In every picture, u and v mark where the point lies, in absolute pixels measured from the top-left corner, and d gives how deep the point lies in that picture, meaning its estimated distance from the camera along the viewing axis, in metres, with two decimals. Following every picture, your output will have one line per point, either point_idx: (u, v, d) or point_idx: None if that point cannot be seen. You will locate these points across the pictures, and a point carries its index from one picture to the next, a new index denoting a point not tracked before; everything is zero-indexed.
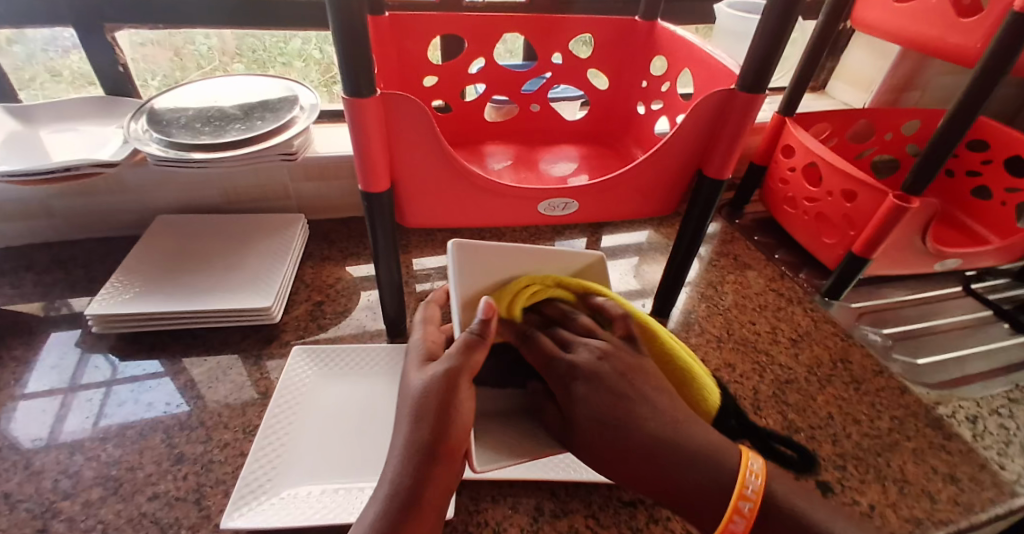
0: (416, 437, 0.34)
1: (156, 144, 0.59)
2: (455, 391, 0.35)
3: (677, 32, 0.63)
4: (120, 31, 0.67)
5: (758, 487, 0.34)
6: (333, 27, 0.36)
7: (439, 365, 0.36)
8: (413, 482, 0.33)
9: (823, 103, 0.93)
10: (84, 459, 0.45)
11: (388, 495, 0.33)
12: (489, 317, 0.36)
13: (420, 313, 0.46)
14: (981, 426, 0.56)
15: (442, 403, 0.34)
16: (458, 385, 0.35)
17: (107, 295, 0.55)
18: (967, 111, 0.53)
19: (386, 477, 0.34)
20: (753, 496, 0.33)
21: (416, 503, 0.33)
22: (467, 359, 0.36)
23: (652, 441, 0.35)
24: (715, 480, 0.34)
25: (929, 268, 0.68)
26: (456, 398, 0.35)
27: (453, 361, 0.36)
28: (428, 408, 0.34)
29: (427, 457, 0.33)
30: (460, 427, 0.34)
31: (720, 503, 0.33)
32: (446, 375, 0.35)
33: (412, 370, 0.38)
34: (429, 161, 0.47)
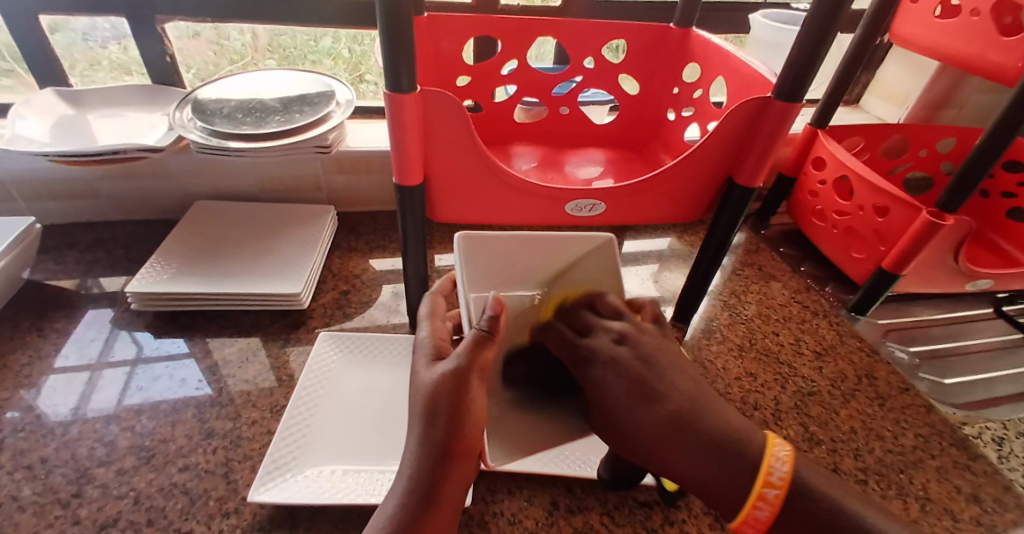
0: (431, 437, 0.33)
1: (199, 131, 0.61)
2: (465, 390, 0.34)
3: (712, 40, 0.63)
4: (170, 22, 0.70)
5: (785, 474, 0.33)
6: (381, 23, 0.37)
7: (446, 364, 0.35)
8: (430, 478, 0.33)
9: (856, 117, 0.92)
10: (119, 429, 0.47)
11: (407, 492, 0.33)
12: (496, 313, 0.35)
13: (424, 304, 0.43)
14: (1007, 449, 0.54)
15: (456, 403, 0.34)
16: (469, 383, 0.34)
17: (146, 274, 0.57)
18: (1007, 129, 0.52)
19: (403, 474, 0.34)
20: (780, 483, 0.32)
21: (433, 500, 0.33)
22: (476, 358, 0.35)
23: (670, 421, 0.35)
24: (737, 468, 0.33)
25: (960, 288, 0.67)
26: (468, 397, 0.34)
27: (461, 360, 0.34)
28: (441, 407, 0.34)
29: (444, 455, 0.33)
30: (471, 427, 0.34)
31: (746, 489, 0.33)
32: (457, 374, 0.34)
33: (420, 367, 0.37)
34: (463, 157, 0.48)
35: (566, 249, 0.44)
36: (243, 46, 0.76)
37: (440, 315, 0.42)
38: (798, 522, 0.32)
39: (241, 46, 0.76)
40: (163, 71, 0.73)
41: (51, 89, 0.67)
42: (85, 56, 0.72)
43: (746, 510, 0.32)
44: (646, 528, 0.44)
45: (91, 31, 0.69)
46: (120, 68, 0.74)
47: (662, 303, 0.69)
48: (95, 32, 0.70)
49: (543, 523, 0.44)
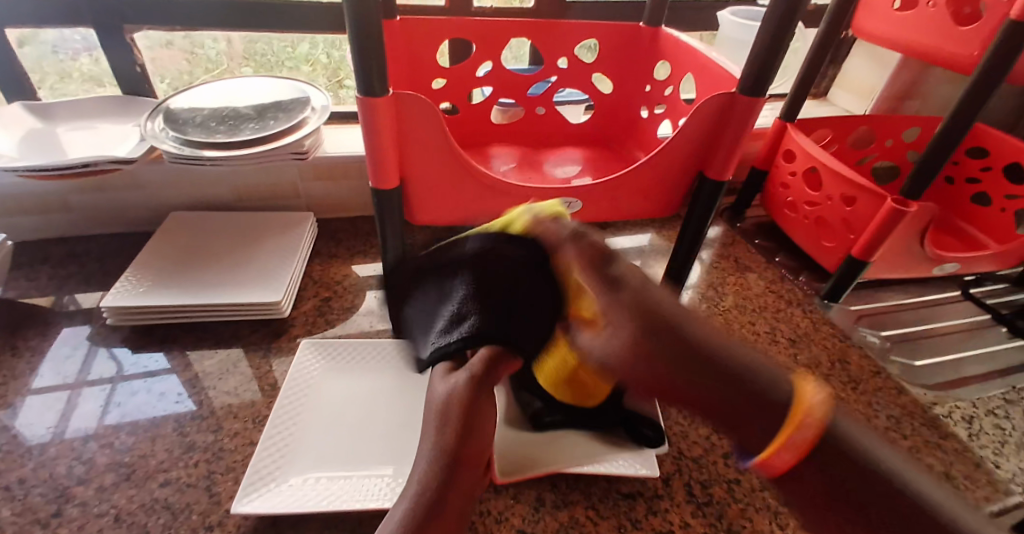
0: (442, 442, 0.36)
1: (172, 142, 0.60)
2: (476, 400, 0.38)
3: (681, 38, 0.64)
4: (138, 33, 0.69)
5: (814, 423, 0.29)
6: (350, 32, 0.38)
7: (462, 376, 0.39)
8: (441, 483, 0.34)
9: (825, 110, 0.94)
10: (97, 446, 0.47)
11: (416, 494, 0.34)
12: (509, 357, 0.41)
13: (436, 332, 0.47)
14: (977, 427, 0.56)
15: (469, 412, 0.37)
16: (482, 395, 0.39)
17: (121, 288, 0.56)
18: (964, 117, 0.54)
19: (412, 479, 0.36)
20: (808, 426, 0.29)
21: (443, 505, 0.34)
22: (489, 374, 0.39)
23: (677, 361, 0.33)
24: (765, 402, 0.30)
25: (928, 272, 0.69)
26: (480, 409, 0.38)
27: (477, 370, 0.39)
28: (454, 414, 0.37)
29: (455, 459, 0.36)
30: (481, 436, 0.38)
31: (775, 422, 0.30)
32: (473, 384, 0.38)
33: (437, 377, 0.41)
34: (439, 160, 0.48)
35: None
36: (219, 54, 0.76)
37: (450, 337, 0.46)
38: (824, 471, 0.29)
39: (215, 55, 0.76)
40: (135, 81, 0.72)
41: (18, 103, 0.66)
42: (56, 69, 0.71)
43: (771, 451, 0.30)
44: (630, 519, 0.45)
45: (61, 43, 0.68)
46: (91, 80, 0.73)
47: None
48: (65, 45, 0.69)
49: (529, 519, 0.44)
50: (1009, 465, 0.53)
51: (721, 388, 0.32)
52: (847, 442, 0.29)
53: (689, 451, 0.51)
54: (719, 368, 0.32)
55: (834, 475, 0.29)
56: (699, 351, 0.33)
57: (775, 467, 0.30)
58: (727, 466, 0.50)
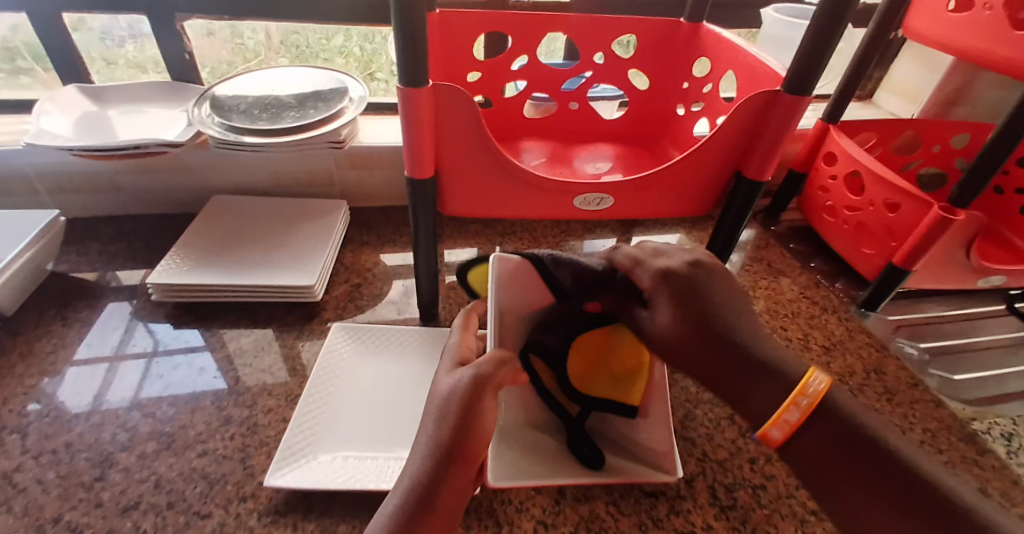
0: (437, 438, 0.36)
1: (217, 127, 0.62)
2: (478, 399, 0.36)
3: (721, 35, 0.63)
4: (188, 21, 0.71)
5: (820, 390, 0.35)
6: (394, 23, 0.38)
7: (468, 372, 0.38)
8: (431, 480, 0.34)
9: (868, 113, 0.91)
10: (139, 415, 0.49)
11: (407, 490, 0.34)
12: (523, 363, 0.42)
13: (459, 317, 0.47)
14: (1018, 445, 0.54)
15: (466, 411, 0.36)
16: (483, 396, 0.37)
17: (165, 266, 0.59)
18: (1020, 122, 0.52)
19: (406, 473, 0.35)
20: (813, 394, 0.34)
21: (433, 504, 0.34)
22: (497, 370, 0.38)
23: (708, 343, 0.39)
24: (775, 381, 0.36)
25: (972, 284, 0.66)
26: (480, 411, 0.36)
27: (483, 369, 0.38)
28: (450, 411, 0.36)
29: (447, 459, 0.35)
30: (479, 439, 0.36)
31: (779, 396, 0.35)
32: (475, 384, 0.37)
33: (443, 371, 0.40)
34: (474, 152, 0.48)
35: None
36: (257, 44, 0.78)
37: (471, 329, 0.46)
38: (825, 432, 0.34)
39: (253, 45, 0.78)
40: (180, 68, 0.74)
41: (72, 87, 0.69)
42: (101, 55, 0.73)
43: (778, 412, 0.35)
44: (652, 518, 0.45)
45: (112, 30, 0.71)
46: (136, 66, 0.76)
47: None
48: (112, 32, 0.71)
49: (550, 510, 0.45)
50: None
51: (743, 369, 0.37)
52: (841, 414, 0.34)
53: (713, 453, 0.50)
54: (743, 353, 0.38)
55: (830, 442, 0.34)
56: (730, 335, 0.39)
57: (772, 440, 0.35)
58: (753, 471, 0.49)
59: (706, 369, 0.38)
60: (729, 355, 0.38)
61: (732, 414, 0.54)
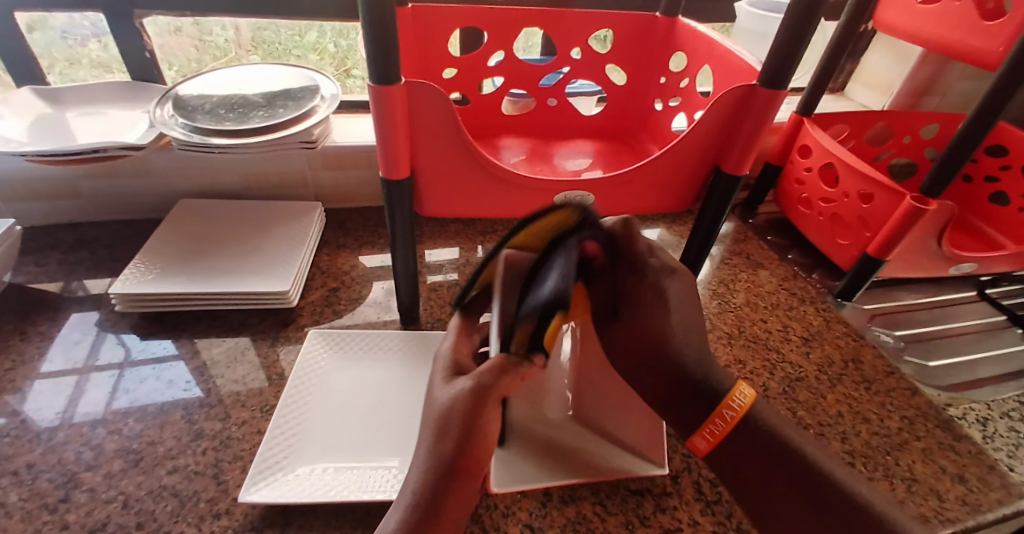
0: (439, 452, 0.35)
1: (181, 128, 0.60)
2: (479, 411, 0.35)
3: (698, 28, 0.63)
4: (148, 17, 0.68)
5: (744, 404, 0.40)
6: (363, 18, 0.37)
7: (464, 383, 0.37)
8: (436, 491, 0.34)
9: (841, 105, 0.92)
10: (106, 432, 0.47)
11: (411, 504, 0.34)
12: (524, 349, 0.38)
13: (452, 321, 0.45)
14: (991, 429, 0.55)
15: (466, 422, 0.35)
16: (486, 406, 0.36)
17: (130, 275, 0.56)
18: (989, 113, 0.53)
19: (408, 489, 0.35)
20: (738, 409, 0.39)
21: (439, 514, 0.34)
22: (501, 380, 0.36)
23: (664, 362, 0.43)
24: (710, 396, 0.41)
25: (944, 272, 0.68)
26: (481, 420, 0.35)
27: (484, 379, 0.36)
28: (451, 426, 0.35)
29: (448, 470, 0.34)
30: (480, 448, 0.35)
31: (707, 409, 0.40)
32: (475, 394, 0.35)
33: (438, 385, 0.39)
34: (452, 150, 0.47)
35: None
36: (227, 42, 0.75)
37: (467, 332, 0.45)
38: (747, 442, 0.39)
39: (223, 42, 0.75)
40: (142, 67, 0.71)
41: (28, 88, 0.65)
42: (65, 55, 0.70)
43: (704, 425, 0.40)
44: (638, 516, 0.45)
45: (72, 28, 0.68)
46: (101, 66, 0.72)
47: None
48: (75, 30, 0.68)
49: (537, 514, 0.44)
50: None
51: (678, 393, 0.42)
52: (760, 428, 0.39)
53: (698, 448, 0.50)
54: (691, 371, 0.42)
55: (751, 449, 0.39)
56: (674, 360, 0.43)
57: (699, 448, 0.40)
58: None
59: (653, 386, 0.44)
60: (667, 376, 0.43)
61: None
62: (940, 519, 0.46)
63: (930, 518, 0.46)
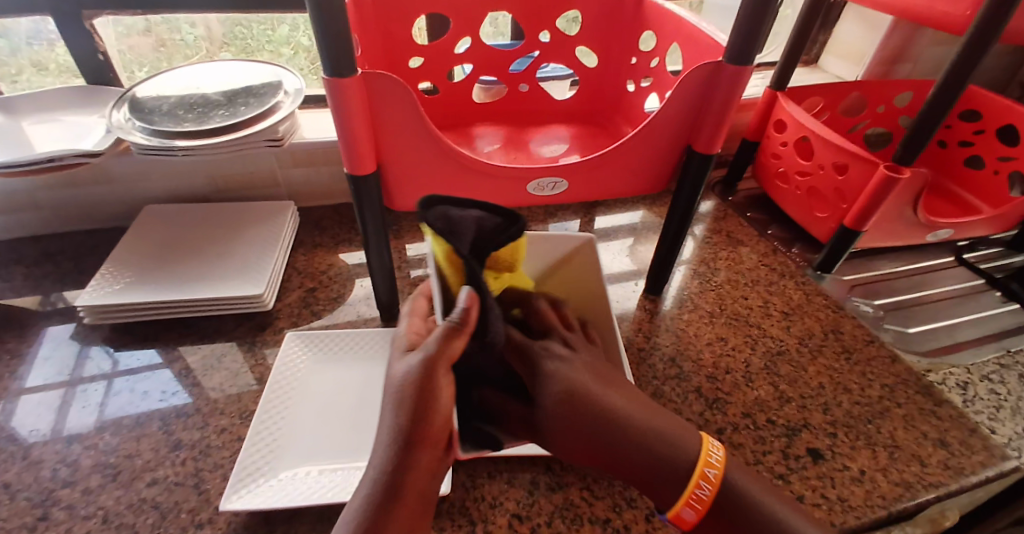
0: (394, 427, 0.34)
1: (140, 132, 0.58)
2: (433, 379, 0.34)
3: (665, 5, 0.61)
4: (99, 18, 0.64)
5: (720, 456, 0.37)
6: (310, 9, 0.35)
7: (417, 354, 0.35)
8: (397, 467, 0.33)
9: (814, 77, 0.92)
10: (81, 448, 0.46)
11: (375, 480, 0.33)
12: (469, 307, 0.34)
13: (406, 305, 0.43)
14: (972, 392, 0.56)
15: (418, 396, 0.34)
16: (435, 376, 0.34)
17: (97, 286, 0.55)
18: (959, 77, 0.53)
19: (371, 466, 0.34)
20: (718, 463, 0.36)
21: (401, 494, 0.33)
22: (445, 350, 0.34)
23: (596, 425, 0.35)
24: (668, 453, 0.36)
25: (921, 238, 0.68)
26: (434, 391, 0.34)
27: (430, 349, 0.34)
28: (404, 399, 0.34)
29: (409, 443, 0.33)
30: (436, 417, 0.34)
31: (686, 476, 0.35)
32: (424, 365, 0.34)
33: (393, 359, 0.38)
34: (418, 141, 0.46)
35: (547, 253, 0.53)
36: (197, 39, 0.73)
37: (421, 314, 0.43)
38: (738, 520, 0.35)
39: (193, 40, 0.72)
40: (97, 70, 0.68)
41: None
42: (30, 60, 0.67)
43: (691, 488, 0.35)
44: (626, 499, 0.45)
45: (33, 33, 0.64)
46: (68, 71, 0.69)
47: (635, 276, 0.69)
48: (40, 35, 0.65)
49: (525, 503, 0.44)
50: (1003, 430, 0.53)
51: (623, 455, 0.36)
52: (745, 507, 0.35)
53: None
54: (625, 424, 0.36)
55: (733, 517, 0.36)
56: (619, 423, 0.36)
57: (685, 520, 0.36)
58: (722, 442, 0.49)
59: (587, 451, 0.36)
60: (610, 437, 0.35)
61: (698, 386, 0.54)
62: (923, 484, 0.47)
63: (912, 483, 0.47)
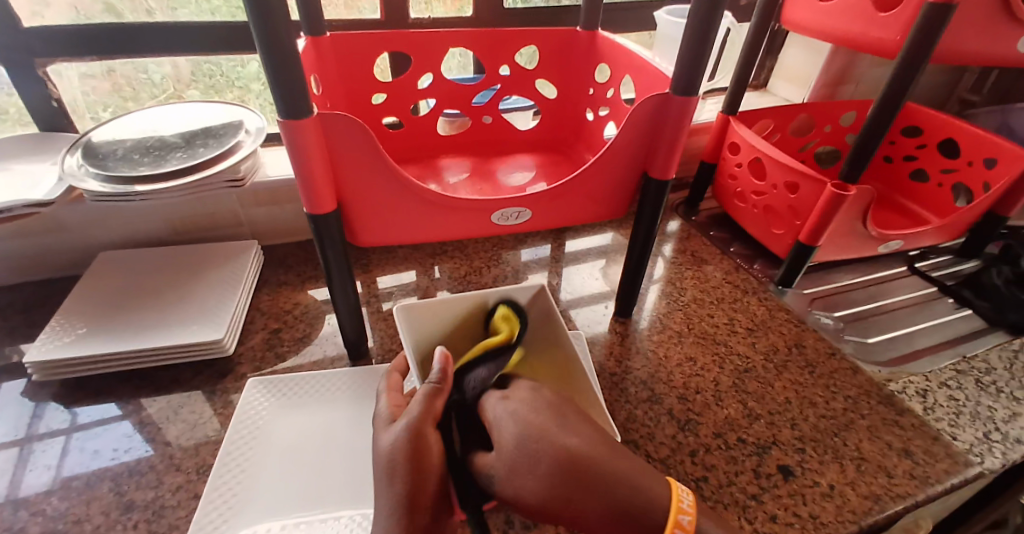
0: (393, 496, 0.34)
1: (94, 179, 0.56)
2: (423, 439, 0.36)
3: (617, 40, 0.64)
4: (52, 66, 0.63)
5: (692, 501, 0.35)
6: (260, 55, 0.35)
7: (401, 422, 0.37)
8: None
9: (766, 101, 0.96)
10: (28, 515, 0.43)
11: None
12: (444, 364, 0.42)
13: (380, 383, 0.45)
14: (931, 400, 0.58)
15: (414, 460, 0.35)
16: (424, 433, 0.37)
17: (46, 339, 0.53)
18: (894, 98, 0.55)
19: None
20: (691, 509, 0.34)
21: None
22: (429, 407, 0.38)
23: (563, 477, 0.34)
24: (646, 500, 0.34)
25: (874, 251, 0.71)
26: (427, 452, 0.36)
27: (415, 413, 0.38)
28: (398, 465, 0.35)
29: (411, 506, 0.34)
30: (433, 480, 0.35)
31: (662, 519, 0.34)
32: (411, 429, 0.37)
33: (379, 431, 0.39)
34: (378, 178, 0.46)
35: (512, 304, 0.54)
36: (163, 78, 0.71)
37: (396, 389, 0.44)
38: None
39: (160, 79, 0.71)
40: (50, 116, 0.67)
41: None
42: None
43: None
44: None
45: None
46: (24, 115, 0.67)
47: (603, 299, 0.69)
48: None
49: None
50: (965, 436, 0.54)
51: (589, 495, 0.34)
52: None
53: (656, 452, 0.50)
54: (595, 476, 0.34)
55: None
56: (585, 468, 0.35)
57: None
58: (694, 464, 0.49)
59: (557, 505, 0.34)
60: (571, 484, 0.34)
61: (670, 408, 0.55)
62: (890, 495, 0.48)
63: (880, 495, 0.48)
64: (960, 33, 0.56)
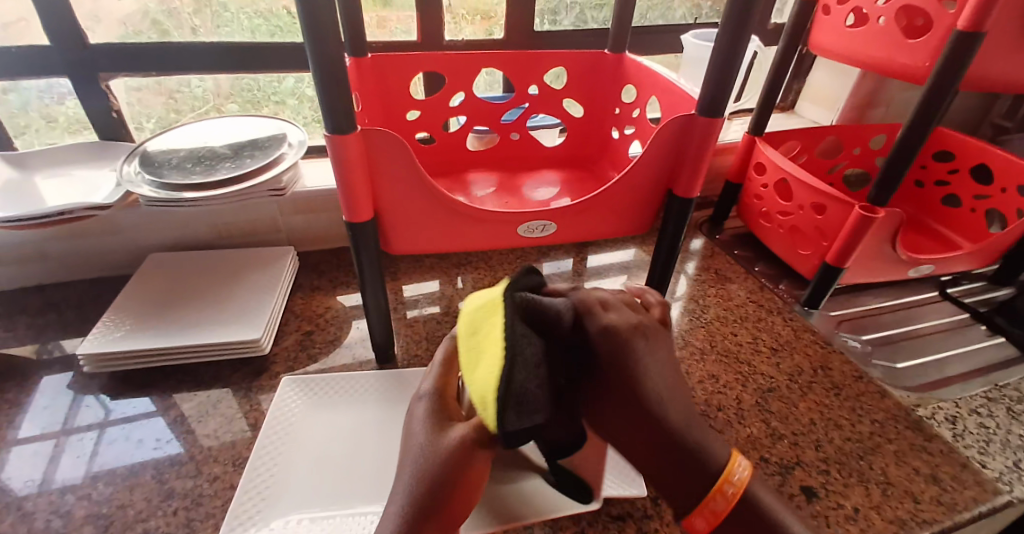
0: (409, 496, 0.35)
1: (148, 185, 0.60)
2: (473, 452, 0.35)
3: (644, 62, 0.65)
4: (115, 79, 0.69)
5: (743, 478, 0.31)
6: (314, 74, 0.38)
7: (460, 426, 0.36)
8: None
9: (793, 122, 0.96)
10: (75, 498, 0.46)
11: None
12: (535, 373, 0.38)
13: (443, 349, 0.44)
14: (961, 427, 0.56)
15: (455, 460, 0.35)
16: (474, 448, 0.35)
17: (98, 333, 0.56)
18: (923, 123, 0.56)
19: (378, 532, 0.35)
20: (738, 481, 0.31)
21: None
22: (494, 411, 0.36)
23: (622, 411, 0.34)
24: (698, 469, 0.31)
25: (903, 274, 0.70)
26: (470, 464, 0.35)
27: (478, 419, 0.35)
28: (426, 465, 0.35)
29: (419, 513, 0.34)
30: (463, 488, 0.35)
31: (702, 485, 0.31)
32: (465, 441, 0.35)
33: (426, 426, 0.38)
34: (412, 190, 0.49)
35: None
36: (205, 92, 0.75)
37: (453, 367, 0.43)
38: None
39: (201, 92, 0.75)
40: (110, 126, 0.72)
41: None
42: (42, 114, 0.69)
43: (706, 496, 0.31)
44: None
45: (52, 89, 0.67)
46: (78, 122, 0.72)
47: None
48: (52, 91, 0.68)
49: None
50: (995, 464, 0.53)
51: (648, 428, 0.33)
52: None
53: None
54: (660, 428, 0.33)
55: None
56: (634, 396, 0.33)
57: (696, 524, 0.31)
58: None
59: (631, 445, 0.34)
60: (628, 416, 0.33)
61: None
62: (916, 521, 0.47)
63: (906, 520, 0.47)
64: (990, 60, 0.57)
